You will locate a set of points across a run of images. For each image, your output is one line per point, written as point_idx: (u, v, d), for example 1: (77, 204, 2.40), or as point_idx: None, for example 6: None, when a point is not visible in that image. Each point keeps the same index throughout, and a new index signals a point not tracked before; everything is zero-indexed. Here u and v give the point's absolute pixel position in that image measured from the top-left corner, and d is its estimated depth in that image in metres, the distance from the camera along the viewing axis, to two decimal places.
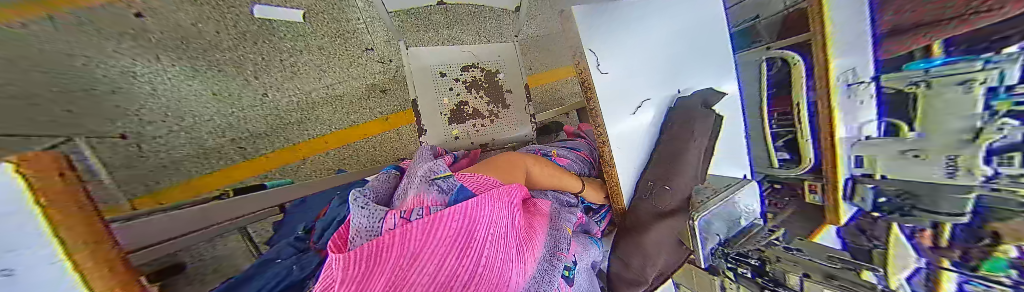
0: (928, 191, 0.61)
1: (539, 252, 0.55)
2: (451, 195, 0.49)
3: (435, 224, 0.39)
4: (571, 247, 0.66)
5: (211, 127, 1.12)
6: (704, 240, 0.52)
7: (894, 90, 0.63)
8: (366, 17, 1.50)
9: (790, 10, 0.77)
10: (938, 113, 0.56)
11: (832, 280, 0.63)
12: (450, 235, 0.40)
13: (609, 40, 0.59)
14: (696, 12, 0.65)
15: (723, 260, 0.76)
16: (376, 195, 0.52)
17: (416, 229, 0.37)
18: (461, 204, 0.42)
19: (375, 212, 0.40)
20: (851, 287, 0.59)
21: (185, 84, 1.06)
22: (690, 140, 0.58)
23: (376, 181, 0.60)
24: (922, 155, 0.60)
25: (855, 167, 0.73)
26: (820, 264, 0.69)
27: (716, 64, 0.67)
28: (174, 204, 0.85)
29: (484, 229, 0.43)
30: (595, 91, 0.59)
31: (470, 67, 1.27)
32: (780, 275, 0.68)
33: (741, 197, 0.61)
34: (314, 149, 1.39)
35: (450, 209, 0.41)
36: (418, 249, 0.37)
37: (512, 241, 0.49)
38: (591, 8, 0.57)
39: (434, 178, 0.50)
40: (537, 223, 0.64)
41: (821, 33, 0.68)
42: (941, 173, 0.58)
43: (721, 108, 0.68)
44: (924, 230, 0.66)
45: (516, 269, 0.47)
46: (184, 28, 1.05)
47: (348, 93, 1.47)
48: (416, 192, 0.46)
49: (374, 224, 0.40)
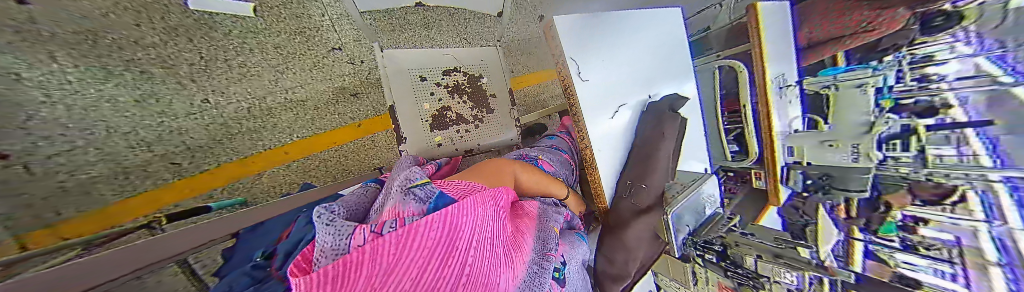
0: (840, 173, 0.90)
1: (527, 256, 0.54)
2: (430, 202, 0.42)
3: (413, 234, 0.31)
4: (559, 246, 0.67)
5: (134, 141, 0.91)
6: (675, 231, 0.59)
7: (814, 91, 0.98)
8: (333, 14, 1.37)
9: (737, 23, 1.04)
10: (851, 109, 0.86)
11: (778, 258, 0.78)
12: (431, 245, 0.32)
13: (588, 50, 0.62)
14: (661, 31, 0.75)
15: (693, 248, 0.93)
16: (346, 211, 0.45)
17: (392, 243, 0.28)
18: (439, 211, 0.36)
19: (344, 227, 0.29)
20: (794, 264, 0.74)
21: (92, 88, 0.82)
22: (661, 141, 0.63)
23: (353, 196, 0.56)
24: (835, 144, 0.90)
25: (789, 157, 1.03)
26: (770, 246, 0.84)
27: (676, 73, 0.77)
28: (83, 239, 0.68)
29: (465, 235, 0.39)
30: (577, 98, 0.62)
31: (451, 71, 1.24)
32: (739, 258, 0.84)
33: (705, 189, 0.68)
34: (273, 162, 1.25)
35: (428, 217, 0.33)
36: (392, 269, 0.27)
37: (494, 247, 0.46)
38: (571, 17, 0.60)
39: (411, 187, 0.44)
40: (523, 227, 0.64)
41: (757, 44, 0.83)
42: (851, 157, 0.87)
43: (686, 112, 0.75)
44: (839, 204, 1.03)
45: (499, 274, 0.44)
46: (95, 17, 0.83)
47: (312, 98, 1.34)
48: (392, 205, 0.41)
49: (336, 244, 0.28)
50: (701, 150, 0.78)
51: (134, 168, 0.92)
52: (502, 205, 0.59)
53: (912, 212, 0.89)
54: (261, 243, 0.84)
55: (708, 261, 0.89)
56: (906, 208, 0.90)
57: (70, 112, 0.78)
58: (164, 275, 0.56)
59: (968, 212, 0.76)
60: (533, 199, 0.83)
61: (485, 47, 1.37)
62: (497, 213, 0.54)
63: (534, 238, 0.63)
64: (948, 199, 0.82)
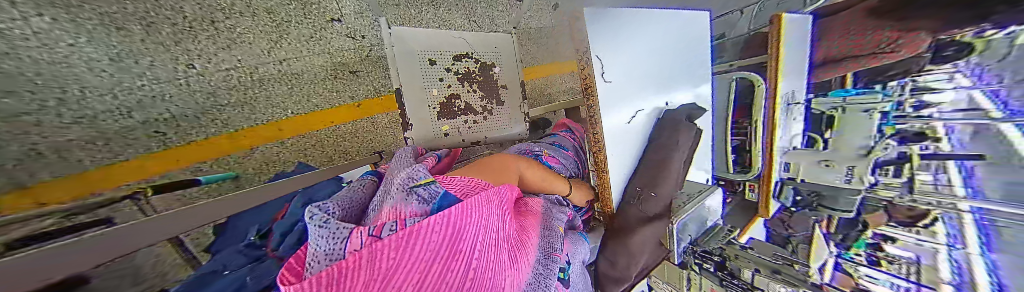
0: (831, 191, 0.93)
1: (531, 258, 0.54)
2: (434, 203, 0.41)
3: (415, 237, 0.30)
4: (564, 247, 0.68)
5: (112, 105, 0.86)
6: (678, 239, 0.61)
7: (819, 110, 1.02)
8: None
9: (755, 33, 1.05)
10: (853, 133, 0.93)
11: (776, 274, 0.87)
12: (434, 248, 0.32)
13: (614, 49, 0.60)
14: (666, 32, 0.69)
15: (693, 256, 0.98)
16: (341, 210, 0.43)
17: (392, 247, 0.27)
18: (442, 212, 0.35)
19: (339, 230, 0.29)
20: (791, 281, 0.83)
21: (64, 42, 0.77)
22: (675, 150, 0.63)
23: (347, 192, 0.54)
24: (830, 164, 0.91)
25: (784, 172, 1.03)
26: (770, 262, 0.93)
27: (692, 82, 0.77)
28: (60, 207, 0.64)
29: (470, 236, 0.38)
30: (598, 98, 0.60)
31: (463, 57, 1.18)
32: (736, 270, 0.92)
33: (709, 202, 0.69)
34: (267, 137, 1.19)
35: (430, 219, 0.32)
36: (391, 272, 0.26)
37: (497, 247, 0.45)
38: (603, 11, 0.56)
39: (412, 186, 0.43)
40: (530, 226, 0.64)
41: (777, 59, 0.82)
42: (844, 179, 0.89)
43: (701, 123, 0.75)
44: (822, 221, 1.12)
45: (504, 275, 0.44)
46: None
47: (308, 72, 1.26)
48: (393, 205, 0.40)
49: (334, 247, 0.27)
50: (707, 161, 0.79)
51: (114, 135, 0.87)
52: (507, 203, 0.58)
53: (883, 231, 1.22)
54: (255, 221, 0.82)
55: (705, 269, 0.95)
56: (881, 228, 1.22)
57: (38, 66, 0.73)
58: (150, 251, 0.53)
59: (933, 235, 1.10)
60: (536, 196, 0.83)
61: (499, 33, 1.31)
62: (502, 213, 0.53)
63: (538, 237, 0.63)
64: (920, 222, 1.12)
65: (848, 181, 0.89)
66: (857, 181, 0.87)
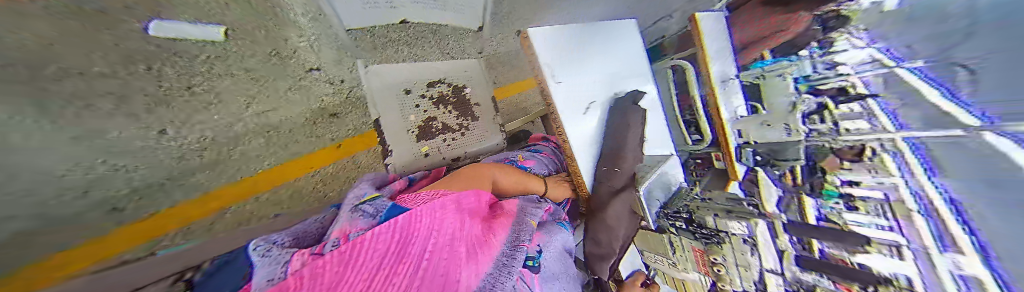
0: (782, 147, 1.01)
1: (493, 254, 0.59)
2: (381, 216, 0.47)
3: (358, 249, 0.37)
4: (535, 238, 0.73)
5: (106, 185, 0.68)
6: (649, 206, 0.67)
7: (749, 82, 1.17)
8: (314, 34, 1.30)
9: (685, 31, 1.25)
10: (778, 93, 1.05)
11: (730, 213, 1.04)
12: (378, 256, 0.39)
13: (560, 57, 0.72)
14: (601, 39, 0.83)
15: (665, 218, 1.23)
16: (293, 238, 0.45)
17: (334, 262, 0.33)
18: (384, 225, 0.42)
19: (281, 255, 0.34)
20: (740, 216, 1.01)
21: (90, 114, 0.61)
22: (628, 129, 0.73)
23: (302, 225, 0.55)
24: (769, 124, 1.05)
25: (739, 138, 1.16)
26: (725, 205, 1.09)
27: (637, 74, 0.89)
28: None
29: (416, 243, 0.45)
30: (553, 97, 0.69)
31: (436, 83, 1.28)
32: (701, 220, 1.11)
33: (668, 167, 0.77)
34: (240, 194, 1.18)
35: (370, 232, 0.39)
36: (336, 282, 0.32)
37: (453, 246, 0.51)
38: (542, 31, 0.70)
39: (360, 205, 0.49)
40: (498, 225, 0.68)
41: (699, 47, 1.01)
42: (788, 133, 0.99)
43: (647, 104, 0.87)
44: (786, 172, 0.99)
45: (461, 270, 0.49)
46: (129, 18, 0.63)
47: (286, 122, 1.33)
48: (342, 224, 0.44)
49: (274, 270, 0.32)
50: (665, 137, 0.88)
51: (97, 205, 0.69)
52: (469, 206, 0.63)
53: (847, 177, 0.82)
54: None
55: (679, 227, 1.17)
56: (839, 172, 0.84)
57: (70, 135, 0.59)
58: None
59: (886, 171, 0.72)
60: (513, 197, 0.87)
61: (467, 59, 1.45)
62: (462, 216, 0.58)
63: (505, 234, 0.67)
64: (864, 156, 0.77)
65: (791, 134, 0.98)
66: (797, 133, 0.96)
